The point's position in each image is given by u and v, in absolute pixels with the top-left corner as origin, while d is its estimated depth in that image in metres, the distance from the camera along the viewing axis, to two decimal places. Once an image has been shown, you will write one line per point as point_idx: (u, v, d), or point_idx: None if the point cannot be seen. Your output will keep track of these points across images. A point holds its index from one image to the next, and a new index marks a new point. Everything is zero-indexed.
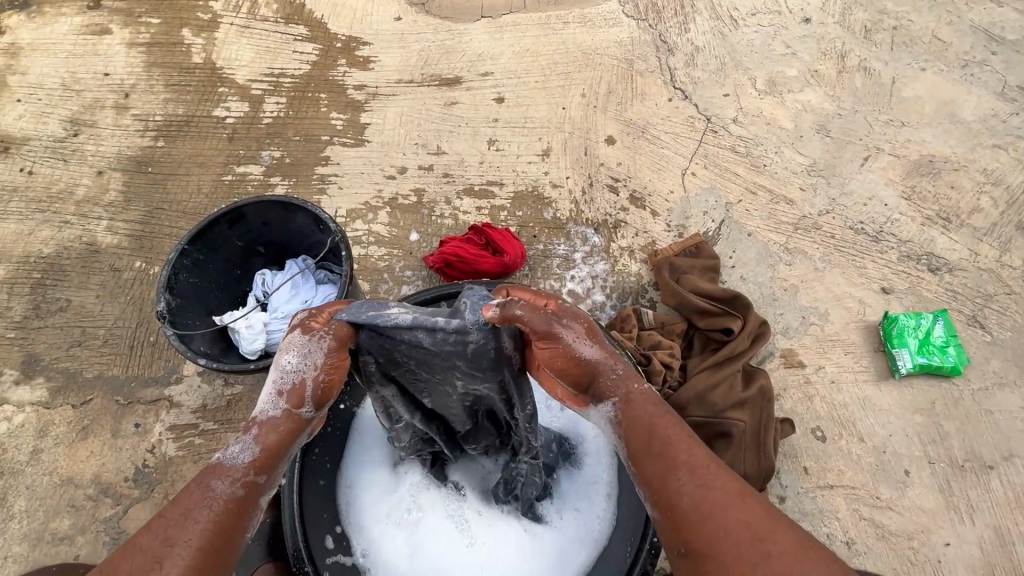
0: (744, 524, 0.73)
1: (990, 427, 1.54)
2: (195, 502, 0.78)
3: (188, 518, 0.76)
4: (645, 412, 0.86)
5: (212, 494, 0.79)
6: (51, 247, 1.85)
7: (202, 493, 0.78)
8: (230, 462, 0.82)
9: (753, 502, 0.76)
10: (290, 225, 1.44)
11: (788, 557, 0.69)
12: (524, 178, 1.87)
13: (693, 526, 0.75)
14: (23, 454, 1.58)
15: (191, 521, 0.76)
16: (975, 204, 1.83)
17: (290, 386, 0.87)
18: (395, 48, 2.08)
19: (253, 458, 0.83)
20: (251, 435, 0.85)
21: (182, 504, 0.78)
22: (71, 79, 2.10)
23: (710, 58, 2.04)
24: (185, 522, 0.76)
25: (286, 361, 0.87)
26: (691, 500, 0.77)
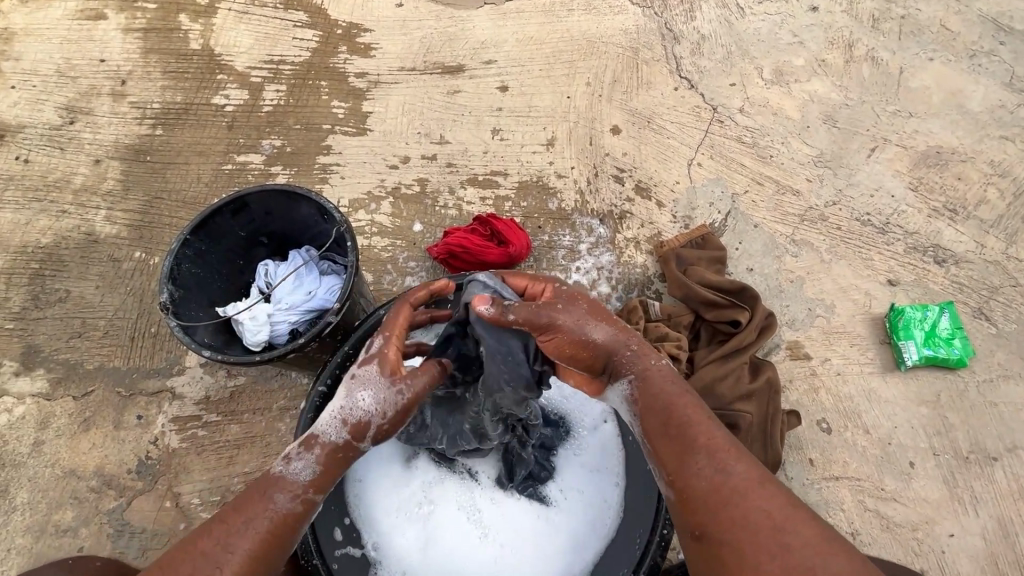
0: (764, 512, 0.82)
1: (994, 419, 1.54)
2: (257, 512, 0.87)
3: (252, 529, 0.86)
4: (659, 391, 0.94)
5: (273, 508, 0.88)
6: (49, 237, 1.83)
7: (264, 505, 0.88)
8: (290, 478, 0.90)
9: (774, 491, 0.84)
10: (294, 215, 1.42)
11: (809, 550, 0.77)
12: (529, 169, 1.85)
13: (709, 511, 0.84)
14: (24, 446, 1.57)
15: (240, 531, 0.86)
16: (982, 195, 1.82)
17: (355, 420, 0.93)
18: (397, 35, 2.04)
19: (312, 479, 0.91)
20: (313, 454, 0.92)
21: (246, 511, 0.88)
22: (66, 66, 2.06)
23: (716, 47, 2.01)
24: (249, 533, 0.86)
25: (360, 397, 0.92)
26: (708, 486, 0.85)
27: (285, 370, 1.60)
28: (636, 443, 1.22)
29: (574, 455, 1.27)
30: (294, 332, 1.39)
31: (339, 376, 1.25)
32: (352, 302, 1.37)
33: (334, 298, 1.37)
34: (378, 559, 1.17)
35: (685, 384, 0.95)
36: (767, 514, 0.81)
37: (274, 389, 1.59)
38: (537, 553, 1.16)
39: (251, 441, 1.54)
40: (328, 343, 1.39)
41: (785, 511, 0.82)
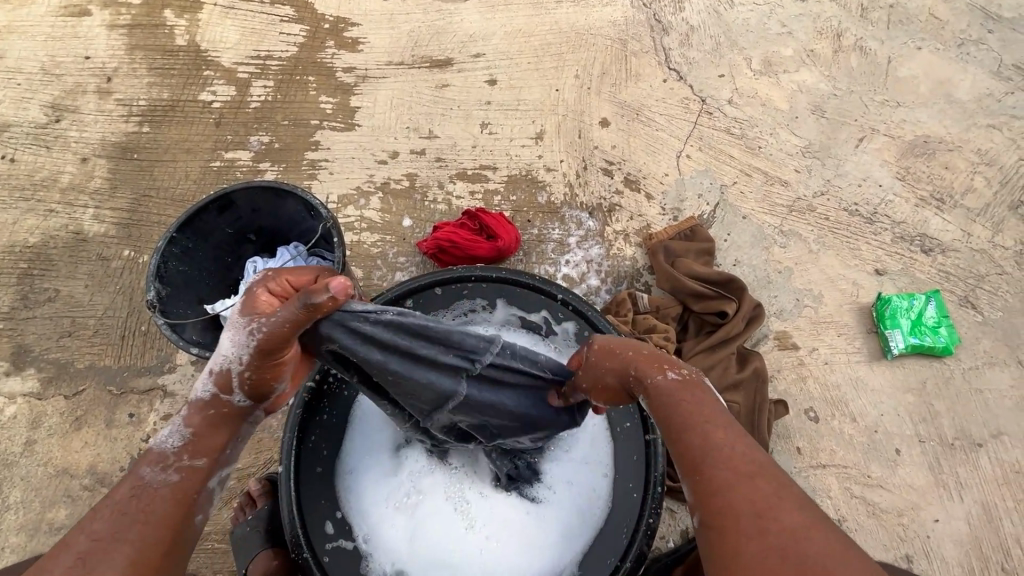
0: (753, 499, 0.67)
1: (979, 406, 1.56)
2: (123, 492, 0.77)
3: (116, 510, 0.75)
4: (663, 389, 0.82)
5: (141, 484, 0.79)
6: (37, 237, 1.82)
7: (132, 481, 0.78)
8: (160, 449, 0.82)
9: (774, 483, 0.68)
10: (281, 212, 1.42)
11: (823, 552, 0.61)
12: (518, 162, 1.85)
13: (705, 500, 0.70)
14: (16, 445, 1.57)
15: (128, 515, 0.75)
16: (969, 184, 1.83)
17: (221, 370, 0.85)
18: (384, 29, 2.03)
19: (182, 444, 0.83)
20: (182, 418, 0.85)
21: (113, 495, 0.77)
22: (50, 63, 2.04)
23: (705, 38, 2.01)
24: (113, 514, 0.74)
25: (226, 341, 0.85)
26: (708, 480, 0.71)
27: None
28: (622, 437, 1.25)
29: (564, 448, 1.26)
30: None
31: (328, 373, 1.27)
32: None
33: None
34: (368, 552, 1.18)
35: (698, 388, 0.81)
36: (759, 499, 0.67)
37: None
38: (525, 544, 1.17)
39: None
40: None
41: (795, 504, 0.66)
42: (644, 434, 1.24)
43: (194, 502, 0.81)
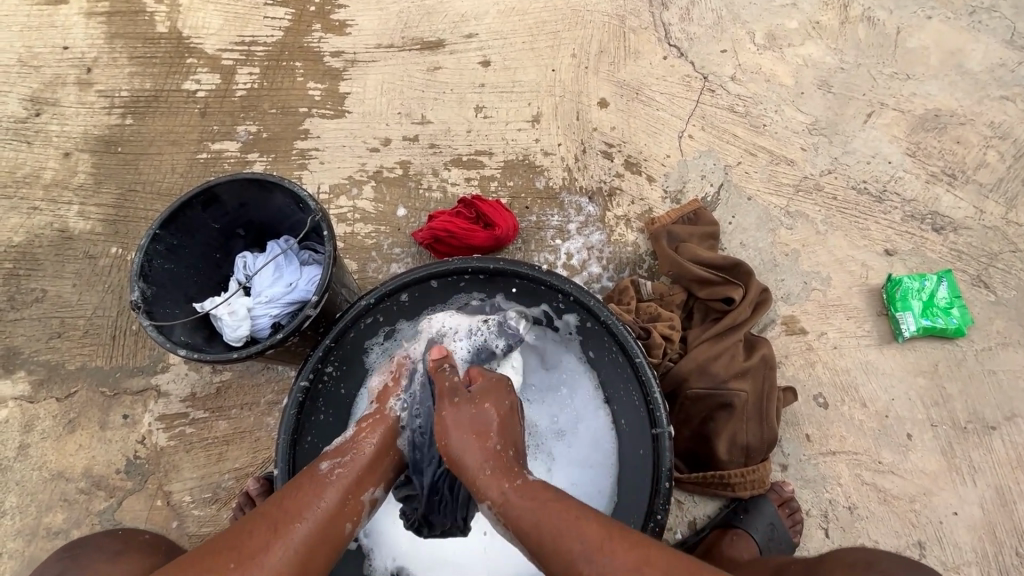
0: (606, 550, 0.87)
1: (992, 387, 1.52)
2: (307, 484, 0.97)
3: (303, 492, 0.95)
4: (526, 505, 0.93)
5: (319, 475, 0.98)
6: (21, 235, 1.77)
7: (312, 473, 0.99)
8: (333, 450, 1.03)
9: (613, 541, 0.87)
10: (269, 205, 1.37)
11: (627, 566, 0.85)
12: (514, 147, 1.79)
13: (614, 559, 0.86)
14: (10, 449, 1.55)
15: (305, 498, 0.95)
16: (981, 159, 1.77)
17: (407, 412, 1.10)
18: (372, 10, 1.95)
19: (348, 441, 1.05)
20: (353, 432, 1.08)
21: (298, 483, 0.97)
22: (27, 54, 1.97)
23: (706, 12, 1.93)
24: (298, 495, 0.95)
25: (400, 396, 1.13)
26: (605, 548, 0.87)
27: (271, 364, 1.57)
28: (629, 430, 1.19)
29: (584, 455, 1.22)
30: (276, 326, 1.35)
31: (320, 372, 1.23)
32: (332, 292, 1.32)
33: (314, 290, 1.32)
34: (370, 550, 1.15)
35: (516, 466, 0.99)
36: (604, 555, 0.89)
37: (260, 383, 1.56)
38: None
39: (241, 436, 1.52)
40: (311, 336, 1.35)
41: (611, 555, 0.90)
42: (653, 427, 1.17)
43: (344, 511, 0.97)
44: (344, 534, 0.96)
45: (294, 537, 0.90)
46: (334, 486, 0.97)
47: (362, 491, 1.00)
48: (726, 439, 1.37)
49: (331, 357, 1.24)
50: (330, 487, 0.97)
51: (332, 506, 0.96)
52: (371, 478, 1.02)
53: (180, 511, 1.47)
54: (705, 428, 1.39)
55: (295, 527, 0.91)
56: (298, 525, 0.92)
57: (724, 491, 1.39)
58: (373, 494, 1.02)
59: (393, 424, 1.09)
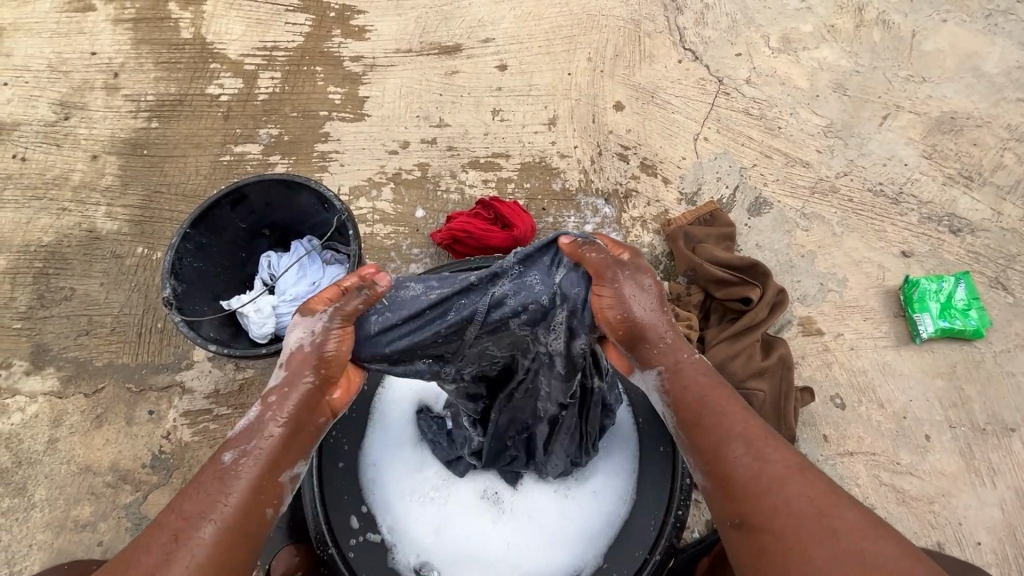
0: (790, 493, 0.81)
1: (1011, 389, 1.52)
2: (211, 480, 0.85)
3: (204, 494, 0.84)
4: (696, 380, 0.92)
5: (224, 469, 0.86)
6: (51, 235, 1.82)
7: (216, 468, 0.86)
8: (235, 438, 0.89)
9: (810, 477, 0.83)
10: (294, 205, 1.40)
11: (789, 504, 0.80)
12: (531, 149, 1.81)
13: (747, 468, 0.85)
14: (39, 443, 1.58)
15: (210, 495, 0.84)
16: (998, 161, 1.77)
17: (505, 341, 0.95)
18: (390, 16, 1.99)
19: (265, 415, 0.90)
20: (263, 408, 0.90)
21: (200, 482, 0.86)
22: (57, 60, 2.02)
23: (721, 16, 1.95)
24: (201, 498, 0.84)
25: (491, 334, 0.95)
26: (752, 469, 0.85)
27: None
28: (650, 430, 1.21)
29: (604, 454, 1.22)
30: None
31: None
32: None
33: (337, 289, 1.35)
34: (394, 544, 1.18)
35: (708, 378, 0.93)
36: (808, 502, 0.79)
37: None
38: (550, 541, 1.17)
39: None
40: None
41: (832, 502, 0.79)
42: None
43: (261, 496, 0.87)
44: (265, 521, 0.87)
45: (198, 542, 0.81)
46: (244, 475, 0.86)
47: (278, 472, 0.89)
48: None
49: None
50: (233, 483, 0.85)
51: (243, 500, 0.85)
52: (288, 458, 0.90)
53: None
54: None
55: (198, 531, 0.81)
56: (203, 527, 0.82)
57: None
58: (292, 473, 0.91)
59: (309, 393, 0.91)
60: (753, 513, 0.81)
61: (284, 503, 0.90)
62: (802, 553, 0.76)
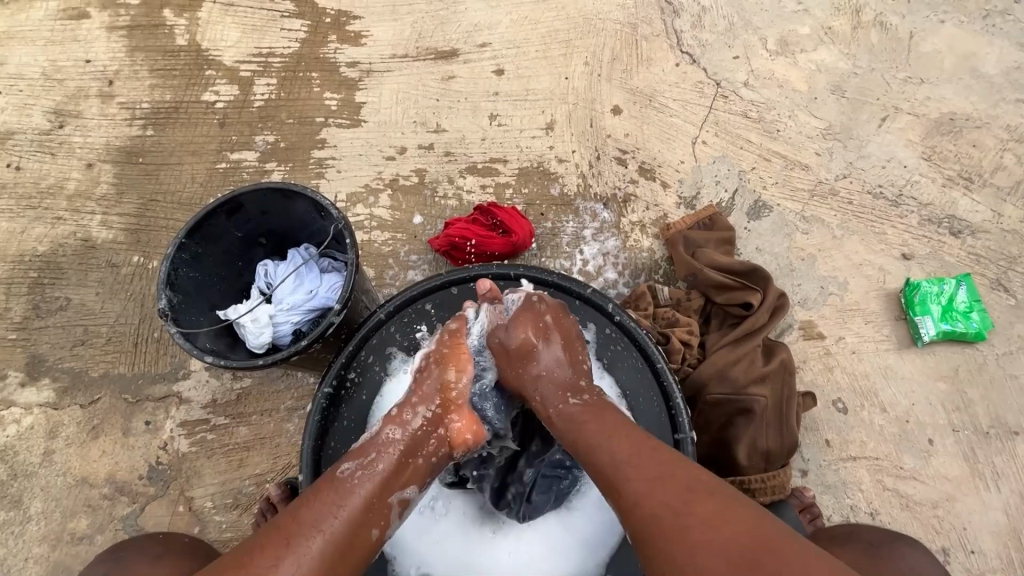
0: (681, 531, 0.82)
1: (1014, 392, 1.51)
2: (327, 490, 0.91)
3: (322, 504, 0.89)
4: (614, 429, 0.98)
5: (340, 480, 0.93)
6: (46, 245, 1.80)
7: (333, 479, 0.93)
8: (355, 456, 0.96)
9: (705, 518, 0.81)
10: (291, 213, 1.39)
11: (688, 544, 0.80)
12: (529, 154, 1.80)
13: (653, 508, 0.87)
14: (35, 455, 1.57)
15: (327, 506, 0.89)
16: (998, 162, 1.76)
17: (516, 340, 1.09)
18: (387, 21, 1.98)
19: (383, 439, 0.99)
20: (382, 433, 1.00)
21: (318, 493, 0.91)
22: (51, 68, 2.01)
23: (718, 19, 1.94)
24: (319, 507, 0.88)
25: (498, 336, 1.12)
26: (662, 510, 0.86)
27: (290, 370, 1.58)
28: (653, 439, 1.19)
29: None
30: (297, 333, 1.37)
31: (344, 377, 1.24)
32: (355, 299, 1.34)
33: (335, 298, 1.34)
34: (394, 556, 1.16)
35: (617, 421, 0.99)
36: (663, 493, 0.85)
37: (280, 390, 1.57)
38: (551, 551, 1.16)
39: (261, 442, 1.54)
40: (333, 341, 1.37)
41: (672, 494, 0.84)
42: (675, 432, 1.18)
43: (371, 517, 0.91)
44: (372, 541, 0.91)
45: (307, 552, 0.83)
46: (361, 488, 0.92)
47: (390, 493, 0.95)
48: (747, 445, 1.36)
49: (354, 363, 1.25)
50: (350, 493, 0.91)
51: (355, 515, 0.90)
52: (401, 480, 0.96)
53: (201, 516, 1.49)
54: (725, 433, 1.39)
55: (308, 542, 0.84)
56: (312, 540, 0.85)
57: (745, 498, 1.38)
58: (403, 496, 0.97)
59: (424, 421, 1.03)
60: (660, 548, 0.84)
61: (390, 524, 0.95)
62: (682, 541, 0.78)
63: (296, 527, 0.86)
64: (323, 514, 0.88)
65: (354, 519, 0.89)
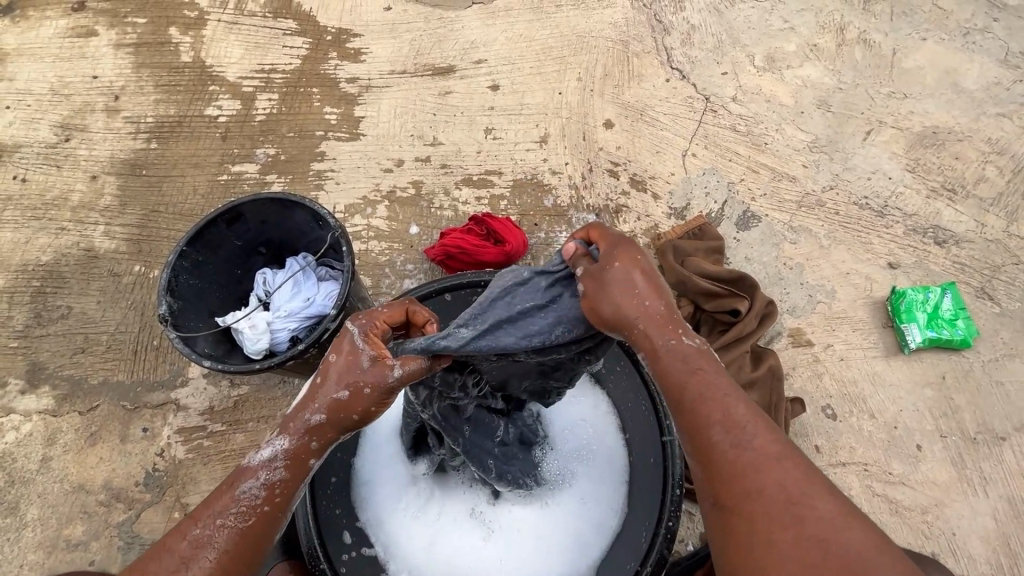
0: (776, 495, 0.72)
1: (1000, 398, 1.53)
2: (225, 503, 0.82)
3: (217, 515, 0.81)
4: (677, 364, 0.83)
5: (240, 496, 0.82)
6: (49, 255, 1.84)
7: (231, 495, 0.82)
8: (257, 463, 0.84)
9: (793, 470, 0.74)
10: (289, 222, 1.43)
11: (784, 507, 0.71)
12: (523, 166, 1.85)
13: (750, 494, 0.73)
14: (33, 462, 1.58)
15: (227, 527, 0.81)
16: (980, 173, 1.81)
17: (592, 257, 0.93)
18: (385, 38, 2.04)
19: (286, 451, 0.85)
20: (281, 442, 0.85)
21: (214, 504, 0.82)
22: (59, 84, 2.07)
23: (706, 37, 2.00)
24: (211, 521, 0.81)
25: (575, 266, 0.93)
26: (754, 491, 0.74)
27: (287, 378, 1.61)
28: (638, 441, 1.22)
29: (594, 465, 1.24)
30: (294, 339, 1.39)
31: None
32: (351, 306, 1.37)
33: (331, 304, 1.36)
34: (386, 560, 1.17)
35: (698, 359, 0.84)
36: (794, 495, 0.72)
37: (277, 397, 1.60)
38: (543, 552, 1.17)
39: (257, 448, 1.55)
40: None
41: (814, 491, 0.72)
42: (660, 434, 1.18)
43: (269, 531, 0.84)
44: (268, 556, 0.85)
45: (203, 565, 0.78)
46: (263, 510, 0.83)
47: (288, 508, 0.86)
48: None
49: None
50: (243, 512, 0.82)
51: (253, 530, 0.82)
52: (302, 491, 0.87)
53: None
54: None
55: (202, 554, 0.79)
56: (205, 553, 0.79)
57: None
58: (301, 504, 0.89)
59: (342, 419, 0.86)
60: (730, 499, 0.75)
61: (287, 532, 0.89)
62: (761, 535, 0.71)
63: (190, 546, 0.79)
64: (218, 523, 0.81)
65: (247, 526, 0.81)
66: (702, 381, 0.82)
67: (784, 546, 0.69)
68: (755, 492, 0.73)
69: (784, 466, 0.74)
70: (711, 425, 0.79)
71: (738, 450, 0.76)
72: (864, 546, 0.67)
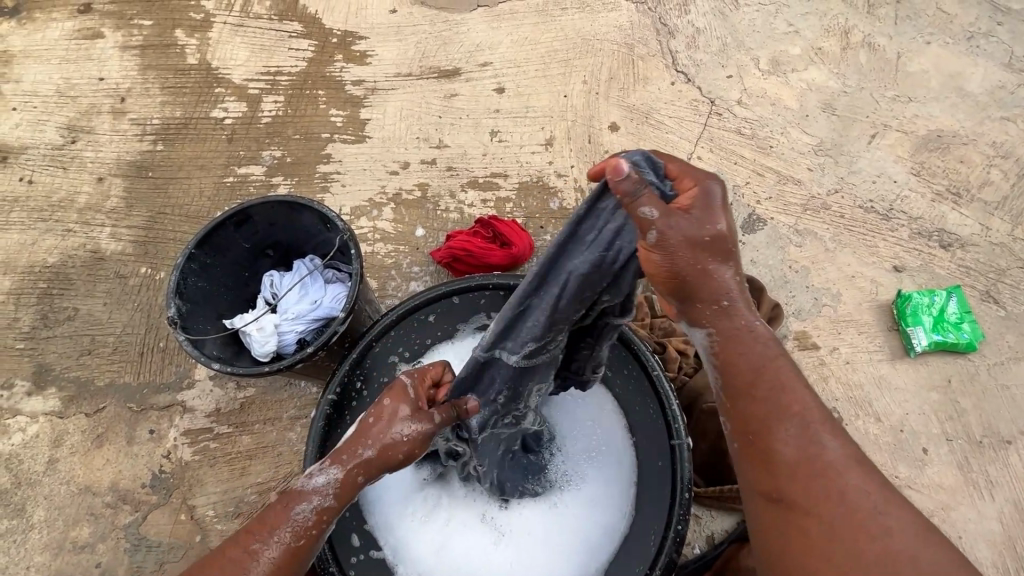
0: (845, 498, 0.74)
1: (1006, 402, 1.53)
2: (280, 521, 0.87)
3: (271, 535, 0.86)
4: (744, 355, 0.85)
5: (293, 515, 0.88)
6: (55, 256, 1.84)
7: (285, 513, 0.88)
8: (310, 486, 0.90)
9: (861, 471, 0.76)
10: (297, 225, 1.43)
11: (850, 511, 0.73)
12: (529, 169, 1.85)
13: (807, 494, 0.76)
14: (39, 464, 1.58)
15: (279, 544, 0.85)
16: (985, 177, 1.81)
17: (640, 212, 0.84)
18: (391, 41, 2.05)
19: (337, 482, 0.91)
20: (335, 470, 0.92)
21: (267, 520, 0.87)
22: (65, 86, 2.07)
23: (711, 40, 2.01)
24: (265, 541, 0.85)
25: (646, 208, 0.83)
26: (818, 489, 0.76)
27: (294, 380, 1.61)
28: (646, 444, 1.22)
29: (603, 467, 1.24)
30: (302, 342, 1.39)
31: (347, 385, 1.26)
32: (358, 309, 1.38)
33: (338, 307, 1.37)
34: (395, 563, 1.18)
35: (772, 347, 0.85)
36: (864, 497, 0.74)
37: (283, 399, 1.60)
38: (551, 553, 1.17)
39: (263, 450, 1.55)
40: (336, 350, 1.39)
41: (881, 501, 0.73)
42: (670, 438, 1.16)
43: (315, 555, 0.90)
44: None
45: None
46: (314, 532, 0.89)
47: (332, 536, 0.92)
48: None
49: (358, 371, 1.27)
50: (297, 533, 0.87)
51: (305, 550, 0.87)
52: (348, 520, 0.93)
53: (203, 526, 1.50)
54: (721, 441, 1.39)
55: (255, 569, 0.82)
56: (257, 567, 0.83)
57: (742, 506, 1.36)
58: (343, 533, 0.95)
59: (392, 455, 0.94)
60: (788, 492, 0.78)
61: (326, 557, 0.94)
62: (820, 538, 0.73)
63: (245, 557, 0.83)
64: (272, 540, 0.85)
65: (297, 547, 0.87)
66: (771, 373, 0.84)
67: (845, 550, 0.71)
68: (821, 490, 0.75)
69: (852, 470, 0.76)
70: (777, 420, 0.81)
71: (803, 446, 0.78)
72: (923, 554, 0.68)
